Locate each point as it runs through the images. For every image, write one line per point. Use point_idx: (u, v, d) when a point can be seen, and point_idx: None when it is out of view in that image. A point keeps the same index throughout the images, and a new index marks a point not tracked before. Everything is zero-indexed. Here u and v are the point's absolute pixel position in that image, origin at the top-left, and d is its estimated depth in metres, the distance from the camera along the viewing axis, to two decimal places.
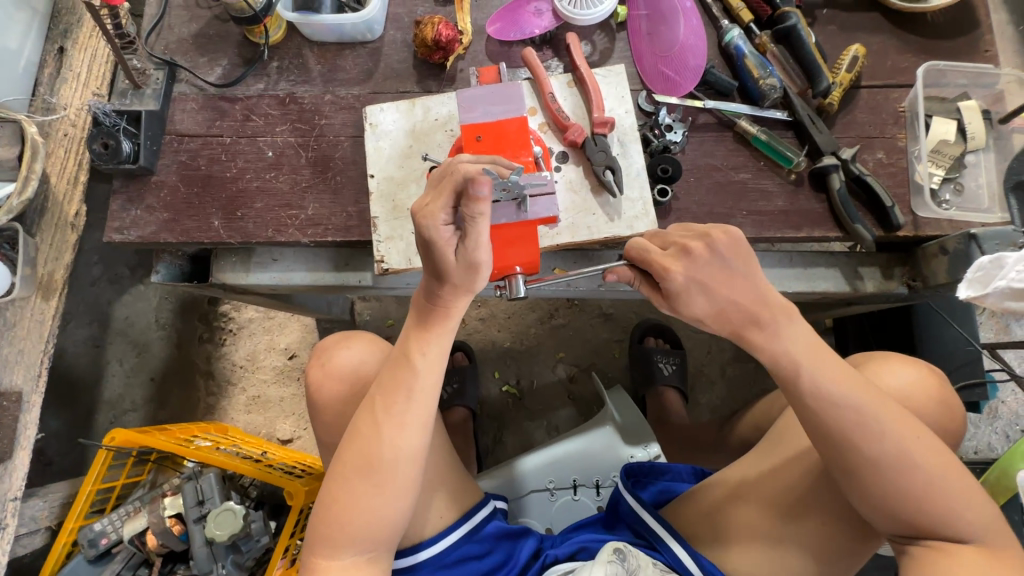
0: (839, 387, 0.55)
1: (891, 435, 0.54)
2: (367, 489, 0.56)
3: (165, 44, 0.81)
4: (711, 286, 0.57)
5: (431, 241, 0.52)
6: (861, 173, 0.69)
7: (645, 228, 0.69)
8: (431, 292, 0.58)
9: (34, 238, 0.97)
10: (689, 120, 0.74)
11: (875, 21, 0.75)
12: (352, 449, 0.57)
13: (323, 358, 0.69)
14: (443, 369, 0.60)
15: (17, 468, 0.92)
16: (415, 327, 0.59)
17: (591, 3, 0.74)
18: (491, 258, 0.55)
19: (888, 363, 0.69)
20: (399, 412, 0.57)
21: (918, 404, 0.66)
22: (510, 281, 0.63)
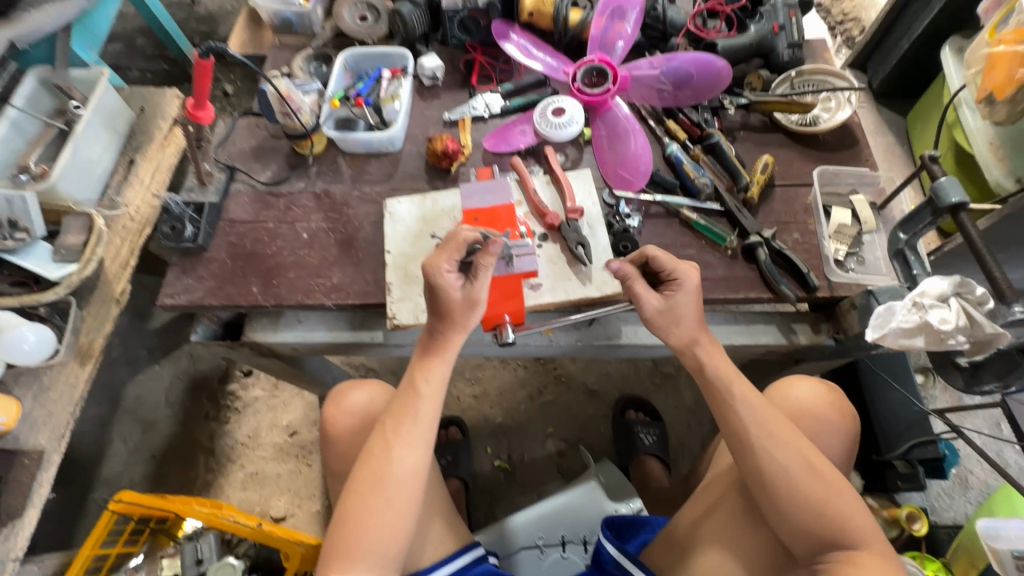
0: (752, 406, 0.73)
1: (793, 444, 0.70)
2: (377, 504, 0.67)
3: (228, 154, 1.03)
4: (692, 297, 0.77)
5: (436, 287, 0.68)
6: (781, 248, 0.86)
7: (612, 291, 0.84)
8: (433, 330, 0.72)
9: (82, 310, 1.10)
10: (643, 210, 0.93)
11: (779, 139, 0.99)
12: (366, 468, 0.69)
13: (340, 400, 0.82)
14: (442, 397, 0.73)
15: (24, 527, 0.96)
16: (419, 361, 0.73)
17: (562, 125, 0.97)
18: (487, 298, 0.71)
19: (792, 382, 0.89)
20: (407, 433, 0.70)
21: (820, 412, 0.85)
22: (500, 329, 0.80)
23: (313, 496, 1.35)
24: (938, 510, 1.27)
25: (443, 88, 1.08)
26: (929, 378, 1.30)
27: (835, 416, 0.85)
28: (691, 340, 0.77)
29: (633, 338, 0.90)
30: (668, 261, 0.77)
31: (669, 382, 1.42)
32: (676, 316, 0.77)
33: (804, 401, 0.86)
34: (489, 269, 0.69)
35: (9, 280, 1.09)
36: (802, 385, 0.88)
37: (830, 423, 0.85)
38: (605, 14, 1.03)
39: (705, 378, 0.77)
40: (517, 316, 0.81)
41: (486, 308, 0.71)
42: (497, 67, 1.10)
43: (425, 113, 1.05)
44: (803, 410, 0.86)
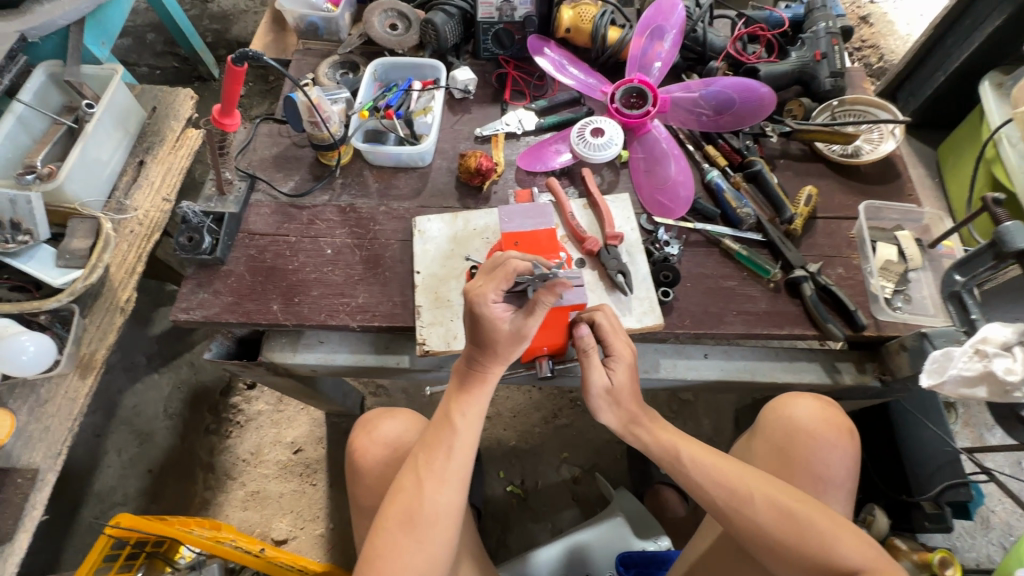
0: (708, 463, 0.71)
1: (758, 488, 0.67)
2: (408, 543, 0.62)
3: (249, 162, 0.98)
4: (625, 375, 0.75)
5: (481, 317, 0.62)
6: (827, 284, 0.84)
7: (652, 323, 0.81)
8: (472, 361, 0.68)
9: (84, 318, 1.04)
10: (683, 238, 0.90)
11: (820, 170, 0.96)
12: (396, 504, 0.63)
13: (370, 428, 0.81)
14: (479, 430, 0.69)
15: (14, 552, 0.90)
16: (454, 393, 0.68)
17: (601, 147, 0.93)
18: (535, 332, 0.66)
19: (790, 399, 0.83)
20: (441, 468, 0.65)
21: (819, 433, 0.78)
22: (539, 362, 0.77)
23: (317, 517, 1.29)
24: (961, 551, 1.24)
25: (474, 101, 1.04)
26: (953, 414, 1.27)
27: (834, 437, 0.78)
28: (636, 413, 0.77)
29: (673, 373, 0.84)
30: (607, 334, 0.74)
31: (688, 409, 1.39)
32: (618, 394, 0.76)
33: (802, 421, 0.79)
34: (547, 306, 0.64)
35: (9, 284, 1.03)
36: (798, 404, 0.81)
37: (830, 445, 0.78)
38: (645, 34, 1.00)
39: (653, 450, 0.76)
40: (556, 347, 0.76)
41: (530, 341, 0.68)
42: (531, 83, 1.07)
43: (456, 127, 1.02)
44: (799, 431, 0.80)
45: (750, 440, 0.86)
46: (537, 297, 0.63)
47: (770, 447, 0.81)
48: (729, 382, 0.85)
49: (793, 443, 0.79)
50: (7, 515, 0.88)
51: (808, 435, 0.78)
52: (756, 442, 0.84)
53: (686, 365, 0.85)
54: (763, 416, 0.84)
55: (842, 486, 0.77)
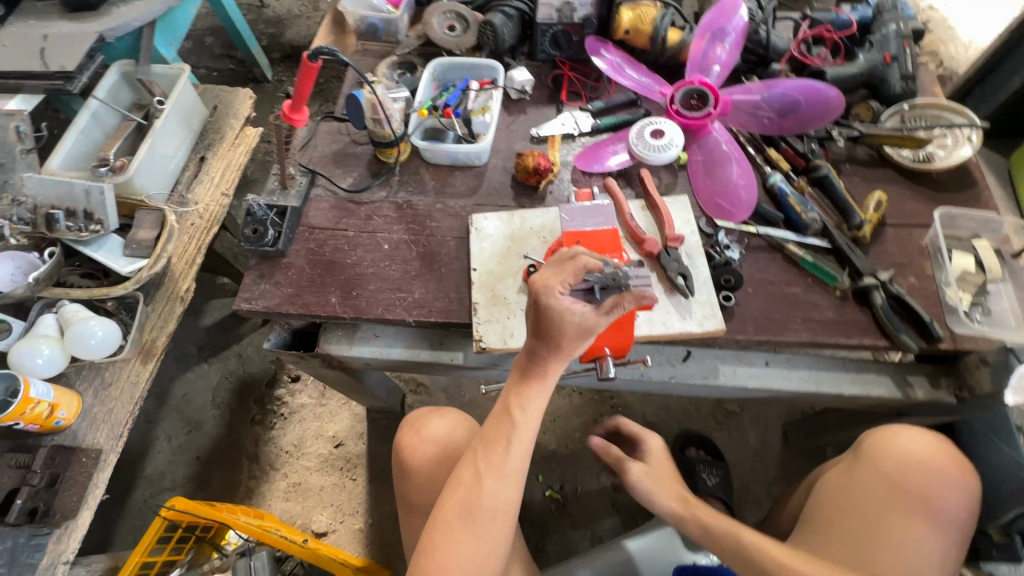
0: (766, 547, 0.74)
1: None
2: (466, 537, 0.59)
3: (310, 157, 1.00)
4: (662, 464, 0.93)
5: (546, 307, 0.61)
6: (899, 293, 0.80)
7: (713, 327, 0.79)
8: (533, 354, 0.64)
9: (147, 306, 1.08)
10: (744, 242, 0.88)
11: (890, 176, 0.93)
12: (454, 497, 0.61)
13: (417, 427, 0.81)
14: (538, 426, 0.65)
15: (77, 529, 0.93)
16: (516, 386, 0.64)
17: (660, 148, 0.93)
18: (602, 329, 0.63)
19: (899, 431, 0.86)
20: (499, 464, 0.61)
21: (935, 463, 0.81)
22: (601, 362, 0.72)
23: (356, 512, 1.30)
24: None
25: (530, 102, 1.05)
26: None
27: (953, 468, 0.80)
28: (692, 508, 0.84)
29: (733, 380, 0.82)
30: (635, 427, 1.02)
31: (733, 420, 1.35)
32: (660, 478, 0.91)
33: (909, 452, 0.82)
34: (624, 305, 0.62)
35: (79, 271, 1.07)
36: (905, 440, 0.84)
37: (947, 477, 0.80)
38: (706, 35, 0.99)
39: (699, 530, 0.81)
40: (619, 349, 0.72)
41: (594, 339, 0.65)
42: (587, 85, 1.06)
43: (512, 127, 1.02)
44: (913, 463, 0.82)
45: (849, 470, 0.87)
46: (617, 300, 0.62)
47: (877, 477, 0.83)
48: (792, 393, 0.82)
49: (905, 476, 0.81)
50: (72, 492, 0.91)
51: (926, 468, 0.81)
52: (861, 472, 0.85)
53: (748, 372, 0.83)
54: (867, 443, 0.87)
55: (960, 526, 0.78)
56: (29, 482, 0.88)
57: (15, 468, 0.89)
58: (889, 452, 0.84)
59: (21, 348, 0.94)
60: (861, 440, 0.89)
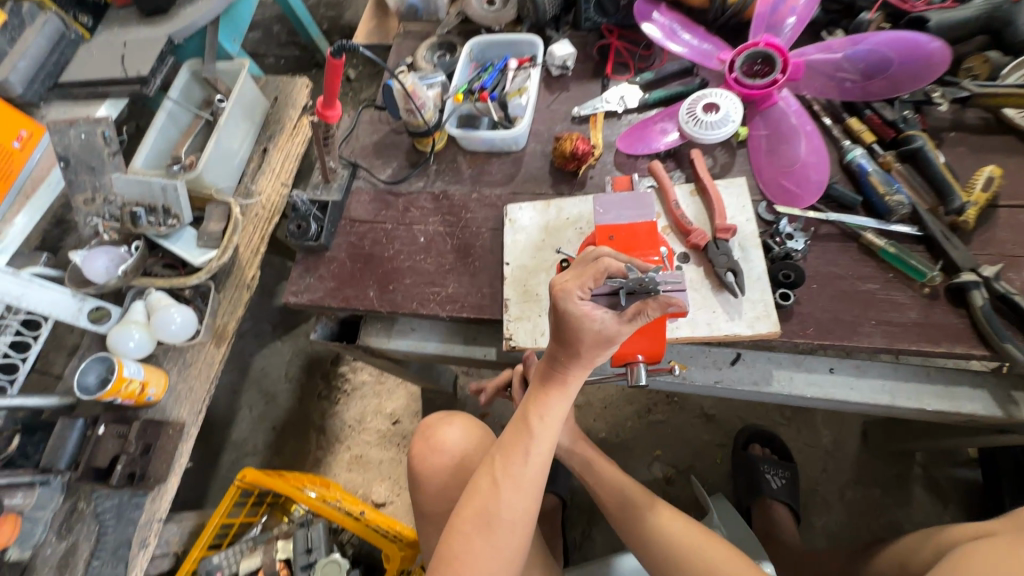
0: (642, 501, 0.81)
1: (686, 534, 0.75)
2: (483, 547, 0.59)
3: (352, 149, 1.01)
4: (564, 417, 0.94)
5: (565, 314, 0.57)
6: (1007, 292, 0.67)
7: (766, 330, 0.71)
8: (553, 359, 0.61)
9: (218, 293, 1.17)
10: (810, 230, 0.77)
11: (1008, 145, 0.77)
12: (471, 505, 0.60)
13: (429, 434, 0.81)
14: (557, 435, 0.63)
15: (167, 492, 1.06)
16: (535, 394, 0.63)
17: (714, 125, 0.82)
18: (625, 337, 0.59)
19: None
20: (517, 474, 0.60)
21: None
22: (631, 368, 0.67)
23: None
24: None
25: (573, 78, 0.97)
26: None
27: None
28: (588, 456, 0.90)
29: (788, 388, 0.73)
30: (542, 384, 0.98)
31: (803, 416, 1.24)
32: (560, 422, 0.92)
33: None
34: (648, 313, 0.57)
35: (162, 262, 1.17)
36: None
37: None
38: None
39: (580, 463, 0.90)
40: (653, 355, 0.67)
41: (617, 347, 0.61)
42: (637, 54, 0.97)
43: (553, 107, 0.96)
44: None
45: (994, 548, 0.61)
46: (640, 307, 0.57)
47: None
48: (860, 405, 0.72)
49: None
50: (161, 460, 1.04)
51: None
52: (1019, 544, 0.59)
53: (806, 380, 0.74)
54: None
55: None
56: (127, 450, 1.01)
57: (116, 437, 1.03)
58: None
59: (116, 333, 1.06)
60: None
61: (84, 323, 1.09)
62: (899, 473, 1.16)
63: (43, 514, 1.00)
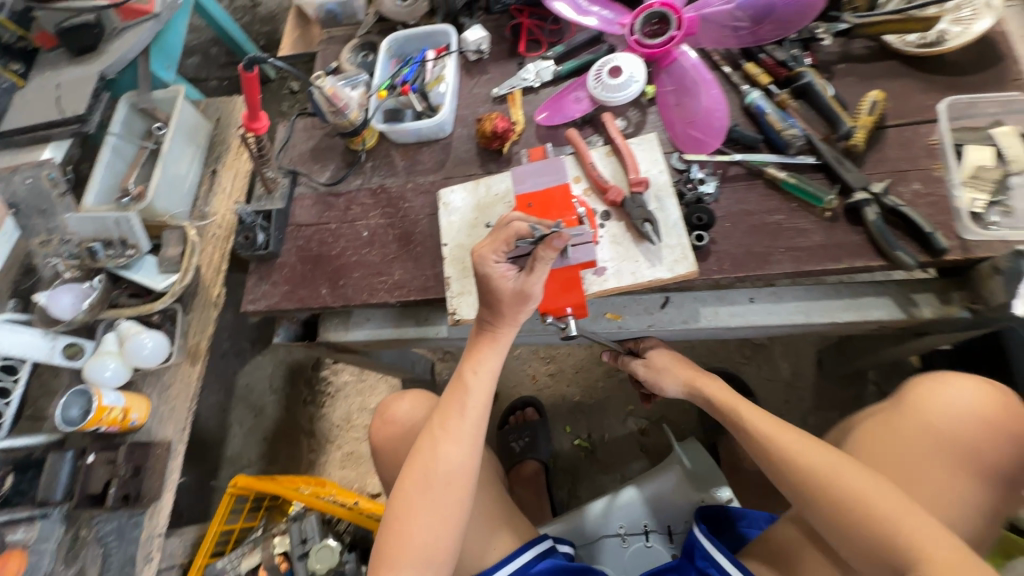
0: (762, 427, 0.75)
1: (848, 478, 0.66)
2: (424, 499, 0.64)
3: (290, 159, 1.05)
4: (667, 363, 0.91)
5: (481, 276, 0.63)
6: (896, 204, 0.72)
7: (685, 271, 0.76)
8: (481, 320, 0.68)
9: (186, 315, 1.21)
10: (720, 173, 0.82)
11: (894, 68, 0.82)
12: (413, 462, 0.66)
13: (385, 412, 0.90)
14: (491, 390, 0.68)
15: (164, 508, 1.11)
16: (469, 351, 0.69)
17: (619, 87, 0.87)
18: (540, 292, 0.65)
19: (949, 381, 0.76)
20: (454, 428, 0.66)
21: (992, 418, 0.71)
22: (564, 321, 0.73)
23: None
24: None
25: (490, 61, 1.01)
26: None
27: (1011, 424, 0.71)
28: (732, 398, 0.82)
29: (714, 321, 0.79)
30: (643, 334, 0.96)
31: (762, 353, 1.30)
32: (657, 366, 0.92)
33: (960, 406, 0.73)
34: (548, 263, 0.62)
35: (127, 291, 1.21)
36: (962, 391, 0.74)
37: (1006, 432, 0.71)
38: None
39: (713, 404, 0.84)
40: (580, 309, 0.73)
41: (538, 302, 0.66)
42: (546, 29, 1.01)
43: (474, 91, 1.00)
44: (967, 418, 0.72)
45: (883, 429, 0.77)
46: (534, 255, 0.61)
47: (915, 428, 0.74)
48: (781, 327, 0.78)
49: (955, 428, 0.72)
50: (154, 479, 1.09)
51: (978, 421, 0.72)
52: (901, 421, 0.76)
53: (730, 312, 0.80)
54: (912, 397, 0.77)
55: (1004, 477, 0.71)
56: (118, 473, 1.05)
57: (106, 463, 1.07)
58: (931, 405, 0.74)
59: (92, 364, 1.10)
60: (905, 393, 0.79)
61: (59, 360, 1.12)
62: (855, 393, 1.23)
63: (47, 545, 1.04)
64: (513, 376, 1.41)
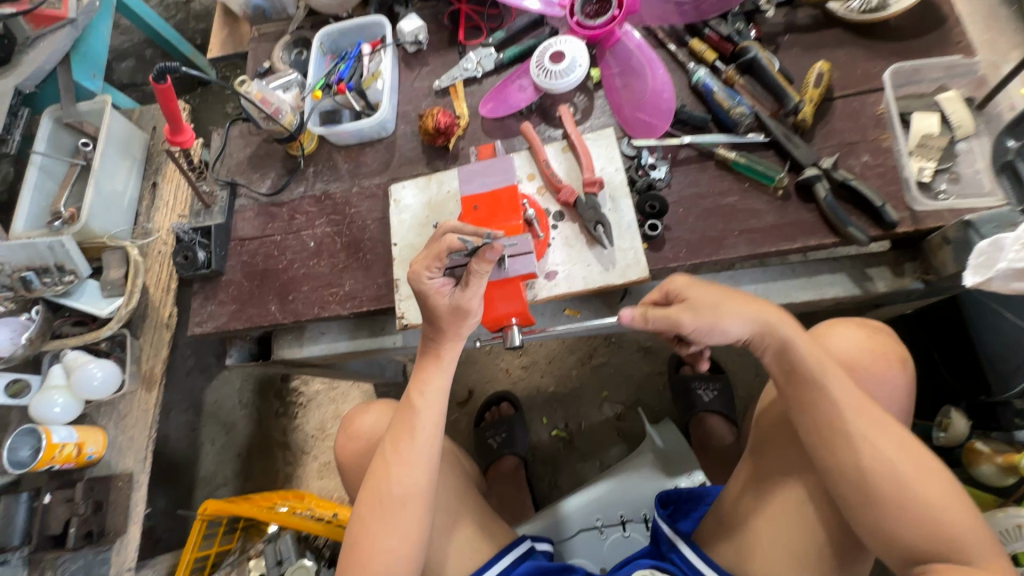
0: (843, 394, 0.62)
1: (919, 473, 0.58)
2: (381, 525, 0.64)
3: (228, 169, 0.99)
4: (724, 306, 0.66)
5: (416, 292, 0.63)
6: (845, 179, 0.71)
7: (637, 276, 0.74)
8: (425, 338, 0.68)
9: (137, 339, 1.16)
10: (670, 157, 0.80)
11: (839, 36, 0.80)
12: (369, 489, 0.66)
13: (350, 425, 0.88)
14: (442, 409, 0.68)
15: (130, 541, 1.07)
16: (416, 373, 0.68)
17: (562, 74, 0.83)
18: (480, 306, 0.64)
19: (836, 329, 0.74)
20: (405, 450, 0.66)
21: (863, 364, 0.70)
22: (507, 332, 0.71)
23: None
24: None
25: (430, 51, 0.96)
26: None
27: (883, 367, 0.70)
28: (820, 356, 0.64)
29: None
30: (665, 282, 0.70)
31: None
32: (708, 306, 0.66)
33: (843, 352, 0.71)
34: (483, 276, 0.61)
35: (70, 320, 1.15)
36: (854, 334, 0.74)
37: (879, 376, 0.70)
38: None
39: (788, 362, 0.65)
40: (524, 317, 0.71)
41: (479, 317, 0.66)
42: (485, 14, 0.96)
43: (415, 84, 0.95)
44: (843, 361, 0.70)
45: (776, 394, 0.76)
46: (470, 270, 0.61)
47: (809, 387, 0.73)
48: None
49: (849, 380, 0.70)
50: (117, 514, 1.05)
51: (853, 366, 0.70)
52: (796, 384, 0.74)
53: None
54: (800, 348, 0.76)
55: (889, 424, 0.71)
56: (78, 512, 1.01)
57: (65, 502, 1.02)
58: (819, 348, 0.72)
59: (38, 402, 1.04)
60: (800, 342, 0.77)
61: (3, 400, 1.06)
62: None
63: None
64: (487, 372, 1.39)
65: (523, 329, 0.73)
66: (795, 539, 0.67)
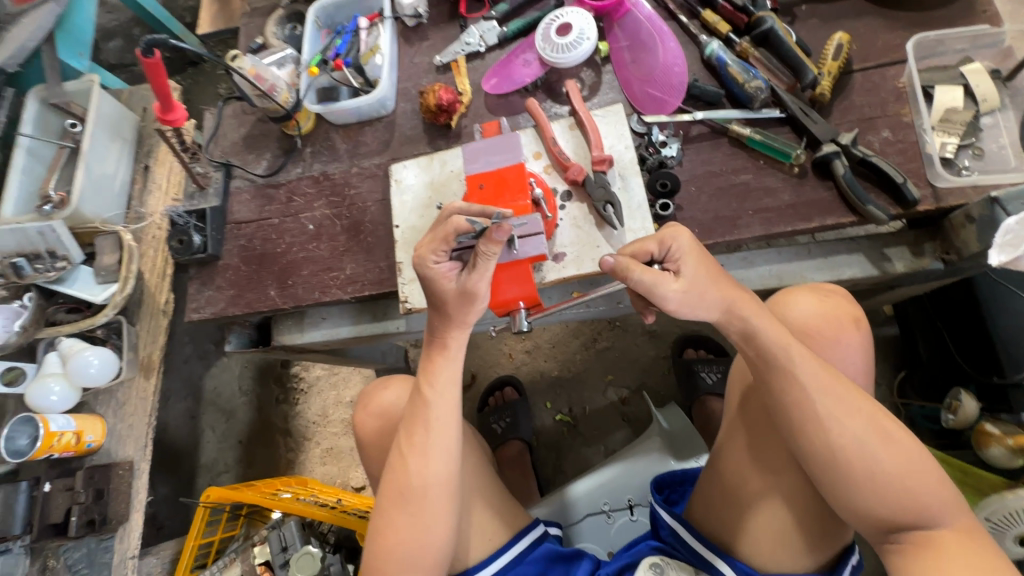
0: (810, 374, 0.58)
1: (888, 449, 0.55)
2: (404, 518, 0.63)
3: (222, 150, 0.96)
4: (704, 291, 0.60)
5: (423, 276, 0.61)
6: (865, 156, 0.69)
7: None
8: (431, 326, 0.66)
9: (134, 325, 1.13)
10: (682, 134, 0.77)
11: (859, 6, 0.77)
12: (388, 482, 0.64)
13: (367, 401, 0.85)
14: (457, 398, 0.66)
15: (133, 528, 1.06)
16: (425, 365, 0.66)
17: (570, 47, 0.79)
18: (487, 290, 0.62)
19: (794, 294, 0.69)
20: (421, 443, 0.64)
21: (822, 333, 0.65)
22: (515, 315, 0.70)
23: None
24: None
25: (430, 25, 0.92)
26: None
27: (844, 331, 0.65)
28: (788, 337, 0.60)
29: None
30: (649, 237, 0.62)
31: None
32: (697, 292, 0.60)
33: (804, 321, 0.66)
34: (491, 259, 0.59)
35: (65, 307, 1.11)
36: (801, 299, 0.68)
37: (840, 341, 0.65)
38: None
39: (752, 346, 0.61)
40: (533, 301, 0.69)
41: (486, 303, 0.63)
42: None
43: (415, 60, 0.91)
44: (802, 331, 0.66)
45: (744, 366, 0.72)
46: (477, 252, 0.59)
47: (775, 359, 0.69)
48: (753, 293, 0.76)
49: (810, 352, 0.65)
50: (120, 502, 1.04)
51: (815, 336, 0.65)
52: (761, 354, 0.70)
53: None
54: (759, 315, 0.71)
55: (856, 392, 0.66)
56: (78, 500, 1.00)
57: (65, 490, 1.02)
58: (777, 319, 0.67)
59: (33, 390, 1.01)
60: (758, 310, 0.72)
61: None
62: None
63: None
64: (490, 357, 1.38)
65: (531, 312, 0.71)
66: (767, 517, 0.65)
